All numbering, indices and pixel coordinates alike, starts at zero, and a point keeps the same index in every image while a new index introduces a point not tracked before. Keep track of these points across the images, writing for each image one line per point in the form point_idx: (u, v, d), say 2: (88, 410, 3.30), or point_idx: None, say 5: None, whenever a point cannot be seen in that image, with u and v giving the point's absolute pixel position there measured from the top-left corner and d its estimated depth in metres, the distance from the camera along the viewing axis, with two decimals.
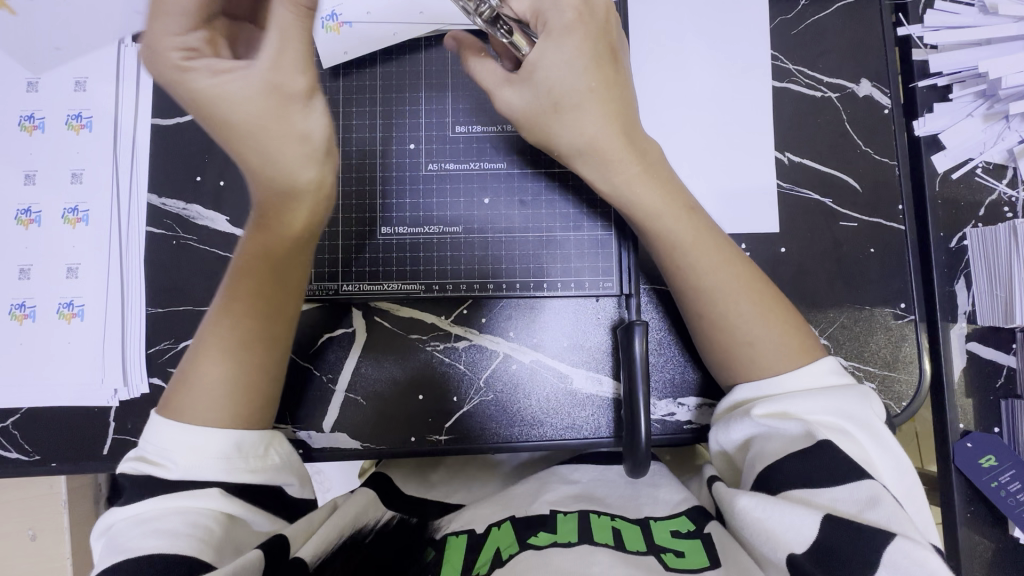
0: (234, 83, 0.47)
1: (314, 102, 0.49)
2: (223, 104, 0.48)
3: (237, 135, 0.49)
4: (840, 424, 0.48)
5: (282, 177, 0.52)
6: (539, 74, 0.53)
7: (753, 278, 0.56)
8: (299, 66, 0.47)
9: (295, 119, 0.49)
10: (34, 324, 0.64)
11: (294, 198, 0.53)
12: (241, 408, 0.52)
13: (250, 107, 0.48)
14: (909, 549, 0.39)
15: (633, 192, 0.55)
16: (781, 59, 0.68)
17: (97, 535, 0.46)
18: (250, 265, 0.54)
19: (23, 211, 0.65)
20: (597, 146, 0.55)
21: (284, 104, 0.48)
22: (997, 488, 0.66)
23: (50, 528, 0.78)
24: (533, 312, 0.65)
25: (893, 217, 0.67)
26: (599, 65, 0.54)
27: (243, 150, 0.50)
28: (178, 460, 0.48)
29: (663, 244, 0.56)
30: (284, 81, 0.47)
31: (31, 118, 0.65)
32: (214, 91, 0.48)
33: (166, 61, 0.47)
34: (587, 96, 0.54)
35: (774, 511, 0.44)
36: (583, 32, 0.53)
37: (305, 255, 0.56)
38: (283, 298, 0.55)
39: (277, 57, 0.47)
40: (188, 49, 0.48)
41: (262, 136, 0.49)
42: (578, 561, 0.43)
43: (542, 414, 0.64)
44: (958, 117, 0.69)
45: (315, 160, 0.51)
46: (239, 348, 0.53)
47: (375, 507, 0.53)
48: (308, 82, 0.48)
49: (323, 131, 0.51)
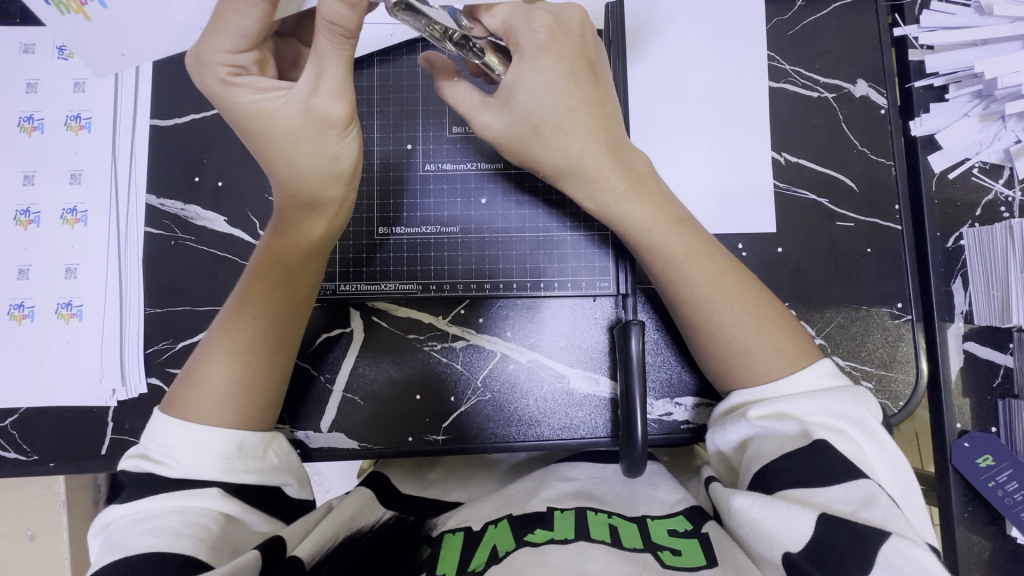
0: (275, 101, 0.48)
1: (350, 130, 0.48)
2: (265, 121, 0.48)
3: (273, 148, 0.49)
4: (836, 424, 0.48)
5: (310, 190, 0.52)
6: (517, 98, 0.52)
7: (749, 287, 0.56)
8: (337, 93, 0.46)
9: (329, 142, 0.49)
10: (33, 324, 0.64)
11: (316, 210, 0.53)
12: (241, 414, 0.52)
13: (289, 124, 0.48)
14: (904, 548, 0.39)
15: (623, 210, 0.55)
16: (777, 60, 0.68)
17: (95, 532, 0.46)
18: (265, 271, 0.54)
19: (22, 211, 0.65)
20: (581, 164, 0.54)
21: (321, 129, 0.48)
22: (994, 487, 0.65)
23: (49, 527, 0.78)
24: (531, 312, 0.66)
25: (890, 216, 0.67)
26: (578, 83, 0.52)
27: (276, 163, 0.51)
28: (182, 458, 0.48)
29: (655, 258, 0.56)
30: (321, 105, 0.46)
31: (31, 119, 0.65)
32: (256, 108, 0.48)
33: (213, 74, 0.47)
34: (568, 117, 0.52)
35: (771, 510, 0.44)
36: (559, 50, 0.51)
37: (319, 264, 0.56)
38: (295, 304, 0.55)
39: (317, 79, 0.46)
40: (236, 66, 0.48)
41: (294, 152, 0.49)
42: (575, 558, 0.43)
43: (539, 413, 0.64)
44: (954, 117, 0.69)
45: (342, 181, 0.52)
46: (247, 349, 0.53)
47: (373, 507, 0.53)
48: (346, 109, 0.47)
49: (354, 156, 0.50)
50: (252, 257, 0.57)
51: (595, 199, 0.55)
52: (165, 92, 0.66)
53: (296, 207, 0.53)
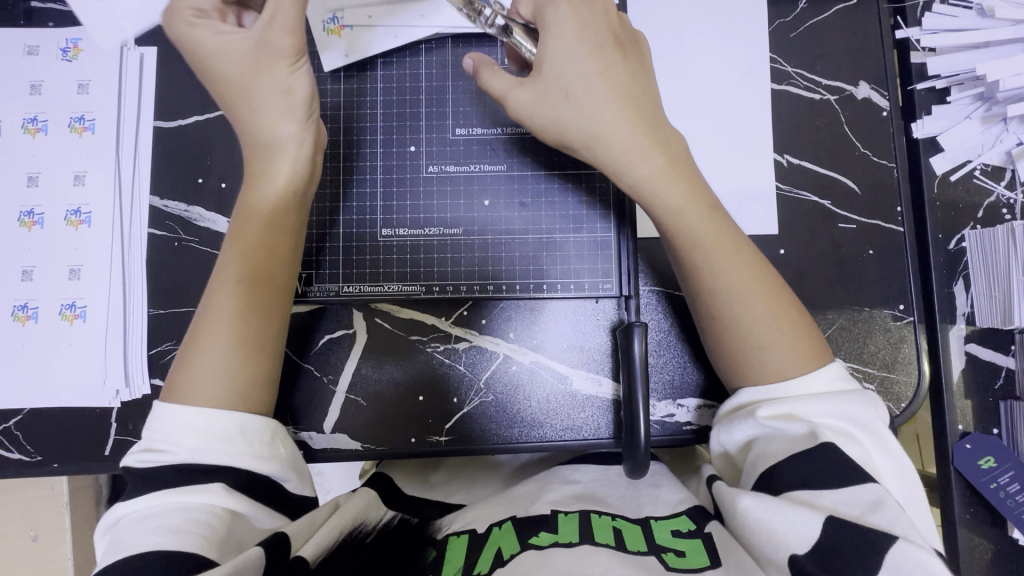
0: (232, 44, 0.54)
1: (300, 63, 0.55)
2: (221, 60, 0.54)
3: (235, 94, 0.54)
4: (845, 427, 0.48)
5: (268, 129, 0.55)
6: (549, 69, 0.53)
7: (768, 276, 0.56)
8: (286, 27, 0.53)
9: (282, 74, 0.54)
10: (36, 325, 0.64)
11: (279, 151, 0.55)
12: (238, 367, 0.52)
13: (241, 62, 0.54)
14: (910, 551, 0.40)
15: (659, 186, 0.54)
16: (780, 62, 0.68)
17: (101, 532, 0.46)
18: (237, 231, 0.56)
19: (26, 212, 0.65)
20: (611, 131, 0.54)
21: (272, 59, 0.54)
22: (997, 489, 0.66)
23: (51, 530, 0.78)
24: (534, 313, 0.66)
25: (892, 218, 0.67)
26: (601, 52, 0.54)
27: (240, 111, 0.55)
28: (184, 442, 0.48)
29: (686, 243, 0.55)
30: (274, 39, 0.53)
31: (34, 121, 0.66)
32: (215, 46, 0.54)
33: (179, 16, 0.54)
34: (596, 80, 0.53)
35: (776, 510, 0.44)
36: (581, 21, 0.53)
37: (296, 213, 0.57)
38: (276, 264, 0.56)
39: (269, 17, 0.53)
40: (199, 11, 0.55)
41: (252, 90, 0.54)
42: (580, 561, 0.43)
43: (542, 414, 0.64)
44: (956, 119, 0.69)
45: (300, 113, 0.55)
46: (233, 320, 0.53)
47: (376, 506, 0.53)
48: (296, 42, 0.54)
49: (308, 88, 0.55)
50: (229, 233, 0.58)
51: (631, 171, 0.54)
52: (169, 93, 0.66)
53: (259, 153, 0.55)
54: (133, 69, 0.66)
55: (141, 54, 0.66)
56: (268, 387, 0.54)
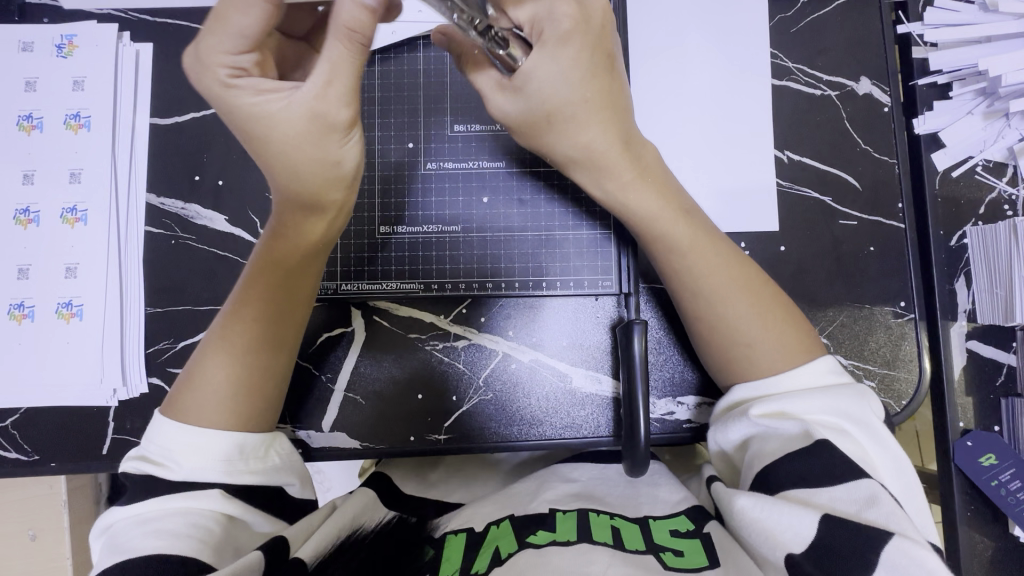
0: (278, 104, 0.46)
1: (352, 134, 0.48)
2: (265, 125, 0.47)
3: (273, 152, 0.48)
4: (839, 423, 0.48)
5: (311, 191, 0.51)
6: (532, 86, 0.50)
7: (753, 280, 0.55)
8: (344, 97, 0.45)
9: (331, 147, 0.48)
10: (34, 324, 0.64)
11: (317, 212, 0.53)
12: (241, 399, 0.52)
13: (293, 130, 0.46)
14: (908, 548, 0.39)
15: (631, 199, 0.55)
16: (781, 57, 0.68)
17: (97, 534, 0.46)
18: (264, 269, 0.54)
19: (22, 211, 0.64)
20: (594, 155, 0.54)
21: (325, 133, 0.46)
22: (997, 486, 0.65)
23: (50, 527, 0.78)
24: (533, 311, 0.65)
25: (893, 215, 0.67)
26: (596, 74, 0.51)
27: (276, 164, 0.49)
28: (179, 459, 0.48)
29: (663, 250, 0.56)
30: (327, 111, 0.45)
31: (30, 118, 0.65)
32: (256, 111, 0.46)
33: (213, 76, 0.45)
34: (583, 107, 0.52)
35: (773, 510, 0.44)
36: (580, 41, 0.49)
37: (323, 257, 0.56)
38: (295, 302, 0.55)
39: (325, 84, 0.44)
40: (237, 68, 0.46)
41: (296, 155, 0.48)
42: (577, 560, 0.42)
43: (542, 413, 0.64)
44: (958, 115, 0.69)
45: (344, 184, 0.51)
46: (247, 351, 0.53)
47: (375, 507, 0.53)
48: (350, 115, 0.46)
49: (354, 160, 0.50)
50: (250, 256, 0.56)
51: (601, 185, 0.55)
52: (166, 90, 0.66)
53: (298, 207, 0.52)
54: (128, 65, 0.66)
55: (137, 50, 0.66)
56: (276, 407, 0.55)
